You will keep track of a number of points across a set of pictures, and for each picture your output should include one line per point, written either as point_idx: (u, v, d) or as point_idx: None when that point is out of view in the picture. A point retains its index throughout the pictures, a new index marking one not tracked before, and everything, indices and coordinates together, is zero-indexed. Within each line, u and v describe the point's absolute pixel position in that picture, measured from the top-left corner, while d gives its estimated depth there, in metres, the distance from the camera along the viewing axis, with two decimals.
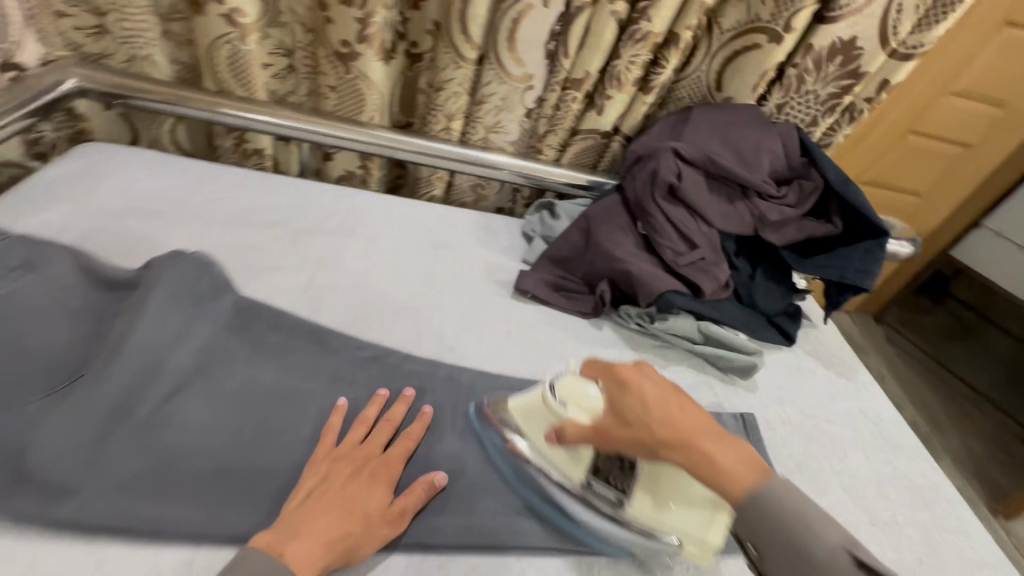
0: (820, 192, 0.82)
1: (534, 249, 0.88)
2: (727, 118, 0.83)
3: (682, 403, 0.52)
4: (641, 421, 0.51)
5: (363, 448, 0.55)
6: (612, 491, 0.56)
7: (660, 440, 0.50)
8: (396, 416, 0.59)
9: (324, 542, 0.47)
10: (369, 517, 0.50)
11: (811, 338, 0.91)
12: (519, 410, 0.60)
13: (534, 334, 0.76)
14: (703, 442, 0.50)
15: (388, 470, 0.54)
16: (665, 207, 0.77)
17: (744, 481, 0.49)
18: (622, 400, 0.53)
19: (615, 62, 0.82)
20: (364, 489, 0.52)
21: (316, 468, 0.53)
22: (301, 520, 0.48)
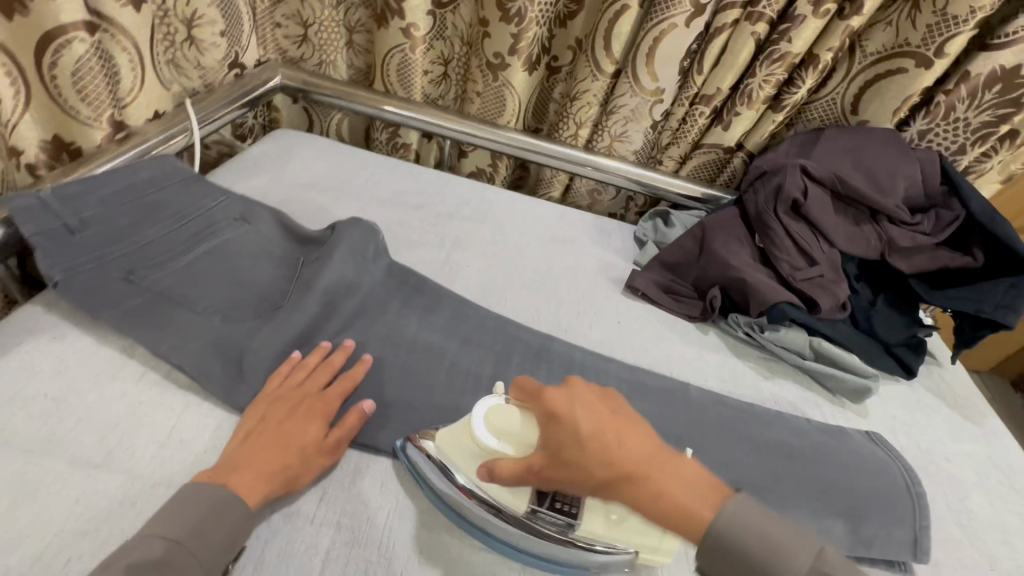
0: (961, 222, 0.79)
1: (647, 252, 0.93)
2: (861, 142, 0.83)
3: (619, 431, 0.46)
4: (577, 462, 0.46)
5: (299, 389, 0.59)
6: (554, 512, 0.51)
7: (603, 479, 0.45)
8: (335, 362, 0.62)
9: (265, 473, 0.51)
10: (304, 449, 0.54)
11: (934, 376, 0.86)
12: (444, 440, 0.54)
13: (640, 330, 0.81)
14: (648, 476, 0.45)
15: (324, 405, 0.58)
16: (787, 222, 0.79)
17: (700, 515, 0.43)
18: (555, 433, 0.47)
19: (748, 79, 0.85)
20: (302, 425, 0.55)
21: (253, 410, 0.56)
22: (239, 457, 0.51)
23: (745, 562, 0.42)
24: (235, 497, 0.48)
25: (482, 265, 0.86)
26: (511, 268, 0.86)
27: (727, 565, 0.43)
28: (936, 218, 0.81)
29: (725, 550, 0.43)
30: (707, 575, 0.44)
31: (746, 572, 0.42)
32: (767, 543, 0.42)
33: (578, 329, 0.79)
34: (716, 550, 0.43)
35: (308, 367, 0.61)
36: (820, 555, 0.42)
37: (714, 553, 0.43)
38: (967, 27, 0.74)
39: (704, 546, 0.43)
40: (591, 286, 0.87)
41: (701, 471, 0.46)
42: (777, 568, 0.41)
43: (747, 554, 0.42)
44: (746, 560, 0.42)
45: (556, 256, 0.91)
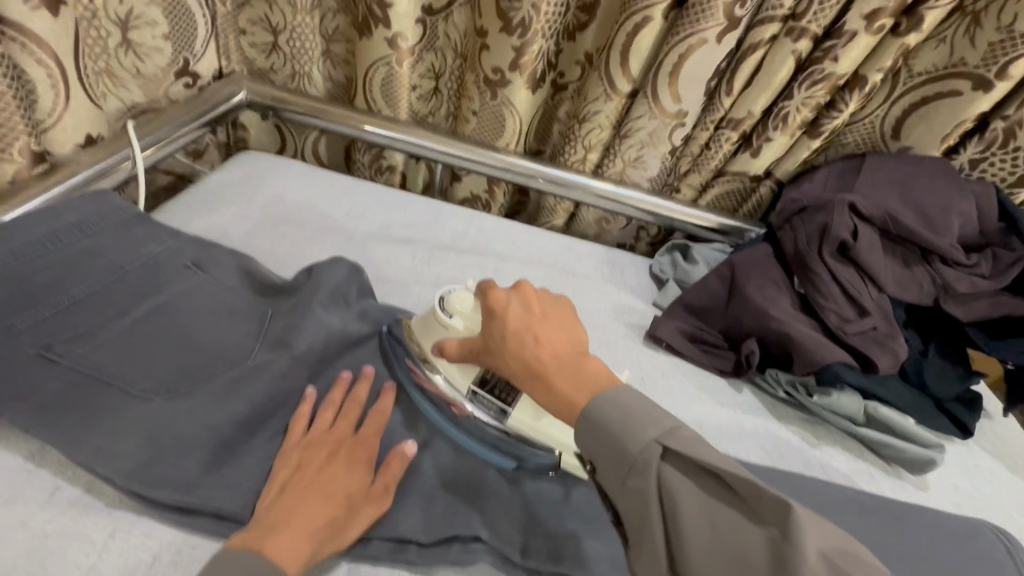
0: (1022, 265, 0.71)
1: (667, 293, 0.82)
2: (910, 173, 0.74)
3: (535, 330, 0.48)
4: (500, 347, 0.49)
5: (330, 433, 0.52)
6: (495, 399, 0.57)
7: (522, 371, 0.47)
8: (360, 396, 0.55)
9: (309, 531, 0.43)
10: (350, 499, 0.48)
11: (991, 433, 0.77)
12: (417, 329, 0.60)
13: (667, 388, 0.70)
14: (545, 371, 0.46)
15: (362, 451, 0.51)
16: (834, 265, 0.69)
17: (580, 403, 0.43)
18: (490, 328, 0.50)
19: (783, 103, 0.75)
20: (344, 473, 0.49)
21: (284, 461, 0.49)
22: (275, 513, 0.44)
23: (614, 450, 0.40)
24: (274, 565, 0.40)
25: None
26: None
27: (599, 451, 0.41)
28: (994, 259, 0.72)
29: (596, 432, 0.41)
30: (589, 466, 0.43)
31: (611, 456, 0.40)
32: (623, 430, 0.40)
33: None
34: (587, 436, 0.42)
35: (335, 403, 0.54)
36: (667, 437, 0.39)
37: (590, 448, 0.42)
38: None
39: (577, 430, 0.43)
40: (609, 334, 0.75)
41: (599, 372, 0.45)
42: (624, 447, 0.40)
43: (609, 438, 0.41)
44: (618, 445, 0.40)
45: (567, 298, 0.79)
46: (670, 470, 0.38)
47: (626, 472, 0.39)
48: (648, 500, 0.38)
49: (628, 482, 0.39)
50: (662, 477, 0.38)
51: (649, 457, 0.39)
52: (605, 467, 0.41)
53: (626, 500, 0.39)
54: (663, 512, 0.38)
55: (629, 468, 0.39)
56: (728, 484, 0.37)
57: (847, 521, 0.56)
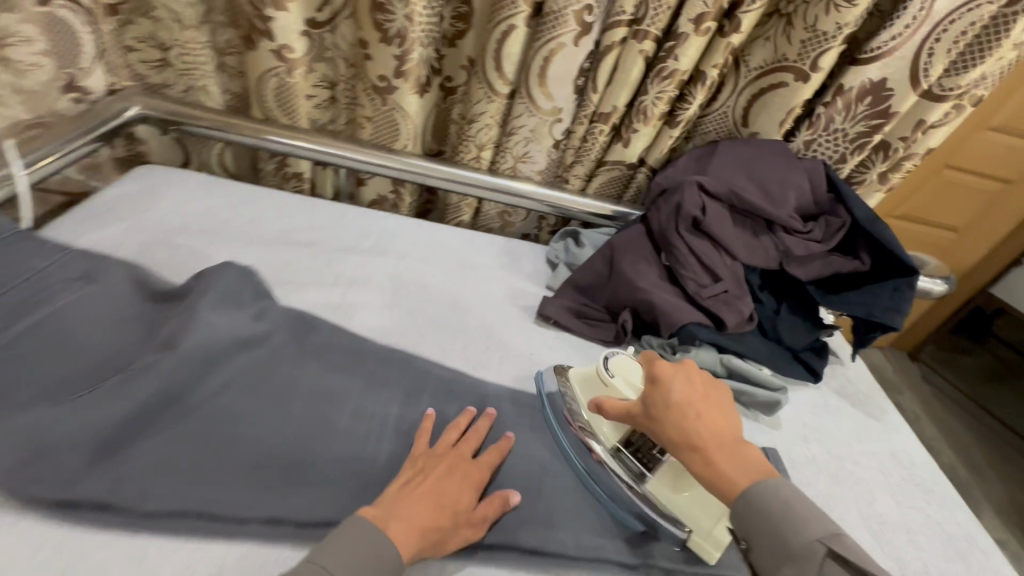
0: (848, 229, 0.82)
1: (558, 276, 0.90)
2: (753, 155, 0.85)
3: (699, 405, 0.55)
4: (661, 416, 0.55)
5: (454, 451, 0.59)
6: (640, 463, 0.62)
7: (652, 425, 0.56)
8: (481, 430, 0.62)
9: (417, 530, 0.51)
10: (456, 514, 0.54)
11: (839, 375, 0.89)
12: (579, 381, 0.68)
13: (554, 360, 0.77)
14: (702, 443, 0.53)
15: (478, 474, 0.58)
16: (689, 239, 0.78)
17: (741, 486, 0.50)
18: (651, 394, 0.57)
19: (641, 97, 0.85)
20: (457, 488, 0.56)
21: (407, 469, 0.56)
22: (398, 503, 0.52)
23: (772, 537, 0.47)
24: (394, 551, 0.48)
25: (382, 303, 0.78)
26: (416, 304, 0.80)
27: (756, 530, 0.48)
28: (826, 225, 0.83)
29: (753, 512, 0.49)
30: (742, 542, 0.50)
31: (768, 540, 0.47)
32: (788, 521, 0.47)
33: (489, 368, 0.73)
34: (745, 520, 0.49)
35: (461, 428, 0.62)
36: (831, 538, 0.46)
37: (748, 526, 0.49)
38: (835, 43, 0.76)
39: (736, 507, 0.50)
40: (503, 316, 0.82)
41: (757, 463, 0.52)
42: (788, 539, 0.46)
43: (767, 522, 0.48)
44: (771, 531, 0.47)
45: (465, 287, 0.85)
46: (835, 563, 0.45)
47: (785, 558, 0.46)
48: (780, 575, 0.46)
49: (780, 562, 0.46)
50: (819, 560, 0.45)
51: (813, 550, 0.45)
52: (749, 539, 0.49)
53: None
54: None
55: (791, 555, 0.46)
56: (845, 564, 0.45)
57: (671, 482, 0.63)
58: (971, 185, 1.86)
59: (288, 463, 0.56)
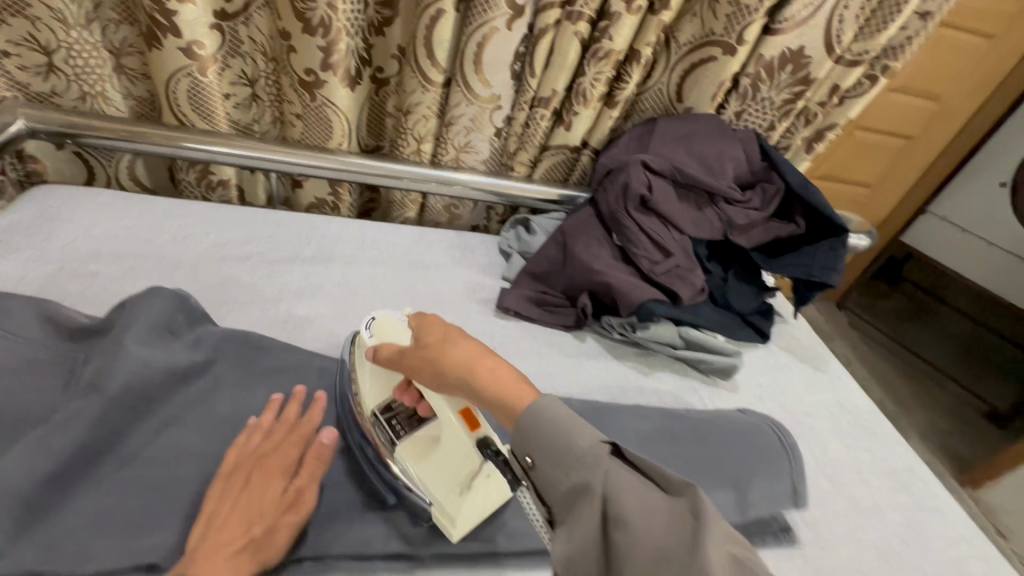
0: (782, 195, 0.86)
1: (514, 266, 0.89)
2: (690, 129, 0.87)
3: (464, 334, 0.49)
4: (435, 338, 0.49)
5: (257, 453, 0.53)
6: (390, 432, 0.56)
7: (429, 352, 0.49)
8: (290, 416, 0.57)
9: (230, 554, 0.46)
10: (269, 514, 0.49)
11: (785, 334, 0.94)
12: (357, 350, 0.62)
13: (518, 351, 0.76)
14: (472, 358, 0.46)
15: (282, 458, 0.53)
16: (638, 218, 0.80)
17: (514, 393, 0.43)
18: (418, 336, 0.51)
19: (579, 79, 0.84)
20: (261, 488, 0.51)
21: (216, 490, 0.50)
22: (204, 543, 0.46)
23: (552, 445, 0.40)
24: None
25: (335, 314, 0.74)
26: (371, 310, 0.76)
27: (548, 445, 0.40)
28: (763, 193, 0.87)
29: (535, 427, 0.41)
30: (522, 462, 0.42)
31: (552, 446, 0.40)
32: (572, 425, 0.40)
33: None
34: (536, 436, 0.40)
35: (268, 432, 0.55)
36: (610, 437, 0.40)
37: (529, 438, 0.41)
38: (758, 15, 0.78)
39: (520, 423, 0.41)
40: (461, 312, 0.80)
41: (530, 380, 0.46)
42: (572, 444, 0.39)
43: (552, 434, 0.40)
44: (561, 440, 0.40)
45: (420, 287, 0.83)
46: (616, 460, 0.39)
47: (571, 465, 0.39)
48: (565, 483, 0.38)
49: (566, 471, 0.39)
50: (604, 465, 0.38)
51: (596, 448, 0.39)
52: (538, 456, 0.40)
53: (561, 489, 0.38)
54: (597, 504, 0.37)
55: (574, 459, 0.39)
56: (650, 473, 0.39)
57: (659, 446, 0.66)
58: (881, 143, 1.99)
59: None
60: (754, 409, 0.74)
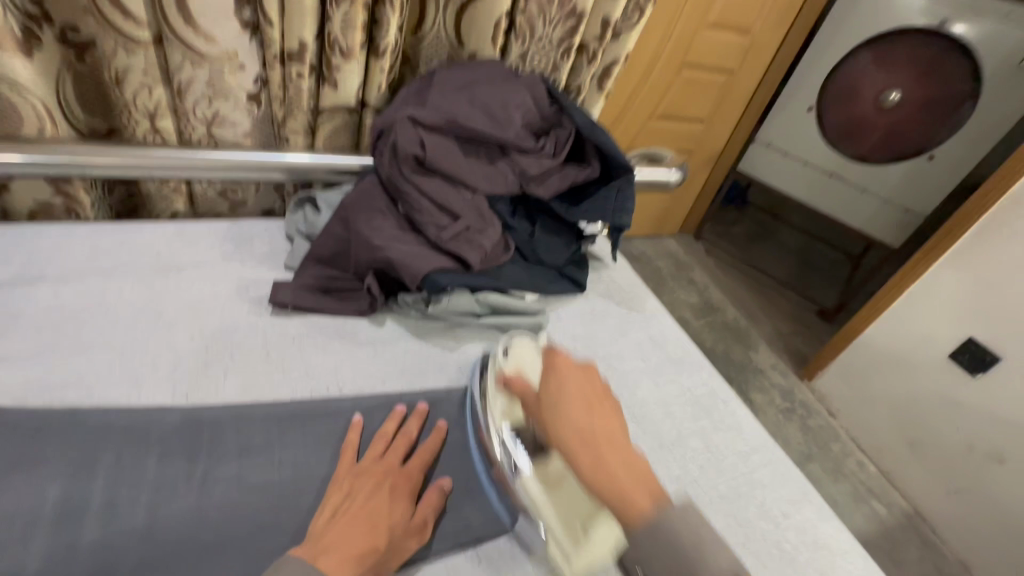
0: (574, 138, 0.83)
1: (297, 251, 0.78)
2: (471, 77, 0.80)
3: (595, 405, 0.50)
4: (552, 403, 0.50)
5: (383, 462, 0.55)
6: (518, 458, 0.58)
7: (542, 412, 0.51)
8: (411, 430, 0.59)
9: (354, 556, 0.46)
10: (392, 530, 0.50)
11: (604, 279, 0.94)
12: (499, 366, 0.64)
13: (299, 351, 0.66)
14: (593, 441, 0.47)
15: (409, 479, 0.54)
16: (417, 181, 0.72)
17: (630, 494, 0.44)
18: (548, 388, 0.52)
19: (329, 26, 0.73)
20: (388, 502, 0.51)
21: (339, 486, 0.52)
22: (333, 534, 0.47)
23: (674, 559, 0.42)
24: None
25: (39, 349, 0.58)
26: (95, 334, 0.61)
27: (658, 560, 0.43)
28: (556, 138, 0.83)
29: (650, 539, 0.43)
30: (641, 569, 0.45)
31: (666, 562, 0.42)
32: (694, 543, 0.42)
33: (211, 388, 0.60)
34: (648, 545, 0.43)
35: (411, 442, 0.58)
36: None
37: (647, 549, 0.43)
38: None
39: (637, 529, 0.43)
40: (228, 316, 0.68)
41: (655, 477, 0.47)
42: (691, 560, 0.42)
43: (671, 553, 0.42)
44: (678, 562, 0.42)
45: (172, 295, 0.68)
46: None
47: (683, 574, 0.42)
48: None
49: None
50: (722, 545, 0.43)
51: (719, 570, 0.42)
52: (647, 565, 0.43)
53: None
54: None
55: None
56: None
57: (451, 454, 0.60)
58: (707, 80, 2.02)
59: None
60: None
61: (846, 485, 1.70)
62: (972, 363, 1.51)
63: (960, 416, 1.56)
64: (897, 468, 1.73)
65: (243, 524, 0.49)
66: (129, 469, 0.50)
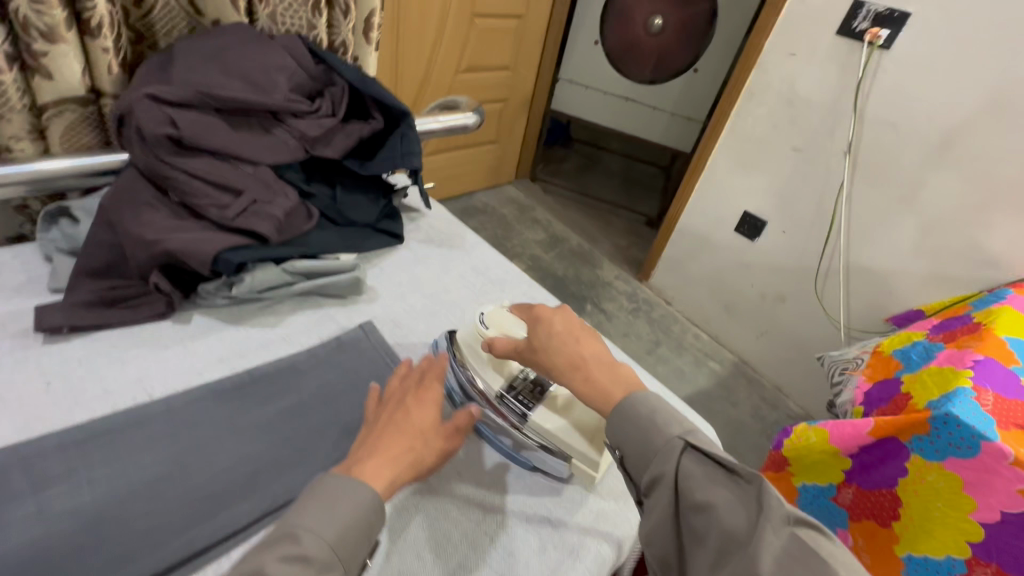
0: (349, 94, 0.84)
1: (60, 270, 0.69)
2: (217, 46, 0.76)
3: (575, 336, 0.57)
4: (542, 345, 0.57)
5: (404, 386, 0.56)
6: (521, 405, 0.65)
7: (534, 354, 0.57)
8: (425, 363, 0.58)
9: (388, 460, 0.47)
10: (424, 433, 0.50)
11: (422, 227, 0.98)
12: (468, 346, 0.69)
13: (90, 371, 0.61)
14: (579, 365, 0.54)
15: (434, 391, 0.54)
16: (182, 163, 0.67)
17: (616, 396, 0.51)
18: (536, 333, 0.58)
19: (12, 7, 0.64)
20: (417, 411, 0.52)
21: (370, 415, 0.53)
22: (367, 447, 0.48)
23: (642, 438, 0.46)
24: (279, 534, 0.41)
25: None
26: None
27: (630, 439, 0.47)
28: (330, 97, 0.83)
29: (627, 421, 0.48)
30: (615, 453, 0.49)
31: (637, 442, 0.47)
32: (657, 421, 0.47)
33: None
34: (625, 429, 0.48)
35: (428, 363, 0.58)
36: (689, 433, 0.46)
37: (619, 434, 0.48)
38: None
39: (609, 418, 0.49)
40: None
41: (635, 381, 0.53)
42: (650, 439, 0.46)
43: (639, 433, 0.47)
44: (644, 437, 0.46)
45: None
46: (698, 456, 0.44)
47: (651, 456, 0.45)
48: (646, 472, 0.45)
49: (647, 456, 0.45)
50: (774, 530, 0.39)
51: (675, 445, 0.44)
52: (621, 446, 0.48)
53: (642, 482, 0.45)
54: (667, 490, 0.43)
55: (654, 453, 0.45)
56: (730, 469, 0.43)
57: (290, 417, 0.61)
58: (499, 25, 2.09)
59: None
60: (382, 325, 0.76)
61: (688, 355, 2.03)
62: (750, 230, 1.87)
63: (751, 275, 1.93)
64: (721, 330, 2.10)
65: (58, 553, 0.46)
66: None
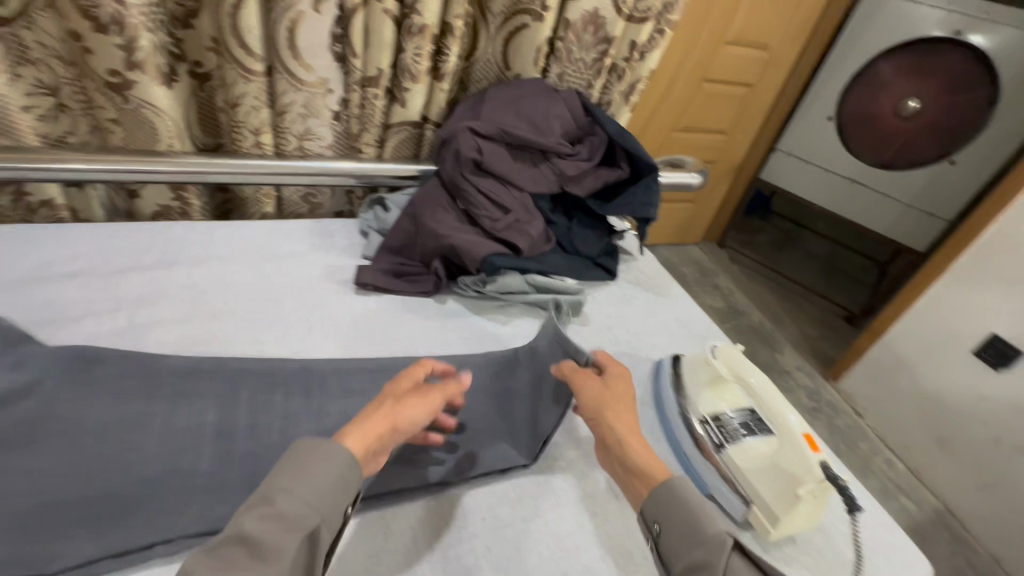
0: (606, 145, 0.96)
1: (372, 243, 0.92)
2: (518, 94, 0.94)
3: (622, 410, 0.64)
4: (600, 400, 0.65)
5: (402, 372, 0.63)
6: (721, 435, 0.67)
7: (593, 406, 0.65)
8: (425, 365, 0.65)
9: (361, 422, 0.52)
10: (395, 402, 0.56)
11: (633, 269, 1.05)
12: (692, 368, 0.75)
13: (381, 322, 0.80)
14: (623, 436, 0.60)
15: (414, 374, 0.61)
16: (475, 181, 0.86)
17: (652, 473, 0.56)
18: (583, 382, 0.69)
19: (402, 56, 0.89)
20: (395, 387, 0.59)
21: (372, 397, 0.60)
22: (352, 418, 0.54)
23: (688, 524, 0.51)
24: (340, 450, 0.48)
25: (181, 316, 0.73)
26: (221, 306, 0.75)
27: (669, 522, 0.52)
28: (589, 144, 0.96)
29: (666, 506, 0.53)
30: (651, 532, 0.54)
31: (684, 525, 0.51)
32: (704, 512, 0.52)
33: (314, 346, 0.74)
34: (665, 507, 0.53)
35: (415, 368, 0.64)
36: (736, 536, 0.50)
37: (665, 511, 0.53)
38: None
39: (655, 493, 0.54)
40: (320, 293, 0.82)
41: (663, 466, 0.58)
42: (701, 528, 0.50)
43: (684, 514, 0.52)
44: (692, 523, 0.51)
45: (277, 276, 0.83)
46: (739, 555, 0.49)
47: (695, 542, 0.50)
48: (687, 558, 0.50)
49: (692, 543, 0.50)
50: None
51: (721, 543, 0.49)
52: (663, 524, 0.53)
53: (681, 564, 0.50)
54: None
55: (701, 540, 0.50)
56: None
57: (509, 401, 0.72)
58: (729, 92, 2.11)
59: (100, 501, 0.52)
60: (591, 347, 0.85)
61: (873, 480, 1.73)
62: (996, 358, 1.54)
63: (983, 410, 1.59)
64: (925, 464, 1.75)
65: None
66: (263, 403, 0.64)
